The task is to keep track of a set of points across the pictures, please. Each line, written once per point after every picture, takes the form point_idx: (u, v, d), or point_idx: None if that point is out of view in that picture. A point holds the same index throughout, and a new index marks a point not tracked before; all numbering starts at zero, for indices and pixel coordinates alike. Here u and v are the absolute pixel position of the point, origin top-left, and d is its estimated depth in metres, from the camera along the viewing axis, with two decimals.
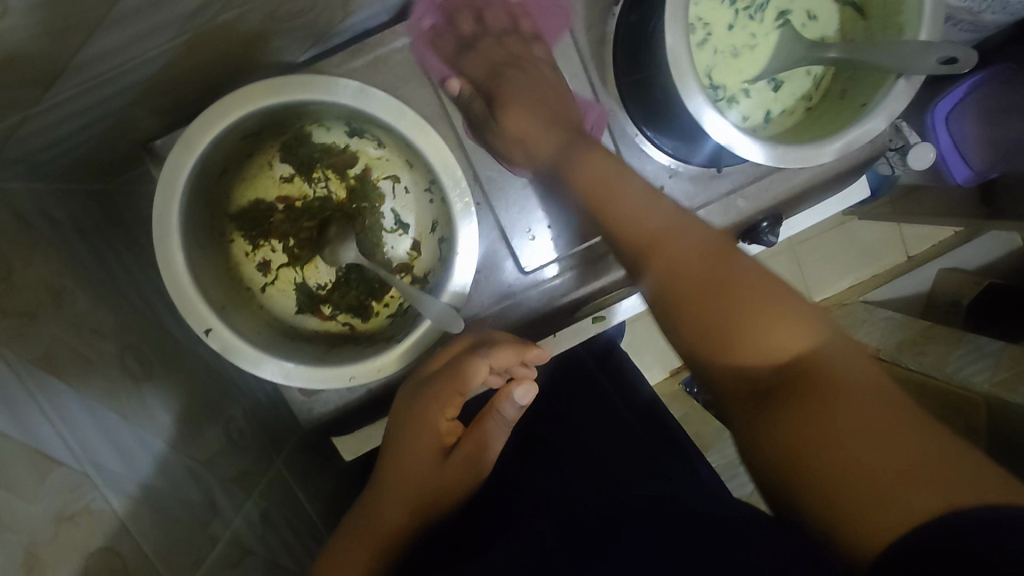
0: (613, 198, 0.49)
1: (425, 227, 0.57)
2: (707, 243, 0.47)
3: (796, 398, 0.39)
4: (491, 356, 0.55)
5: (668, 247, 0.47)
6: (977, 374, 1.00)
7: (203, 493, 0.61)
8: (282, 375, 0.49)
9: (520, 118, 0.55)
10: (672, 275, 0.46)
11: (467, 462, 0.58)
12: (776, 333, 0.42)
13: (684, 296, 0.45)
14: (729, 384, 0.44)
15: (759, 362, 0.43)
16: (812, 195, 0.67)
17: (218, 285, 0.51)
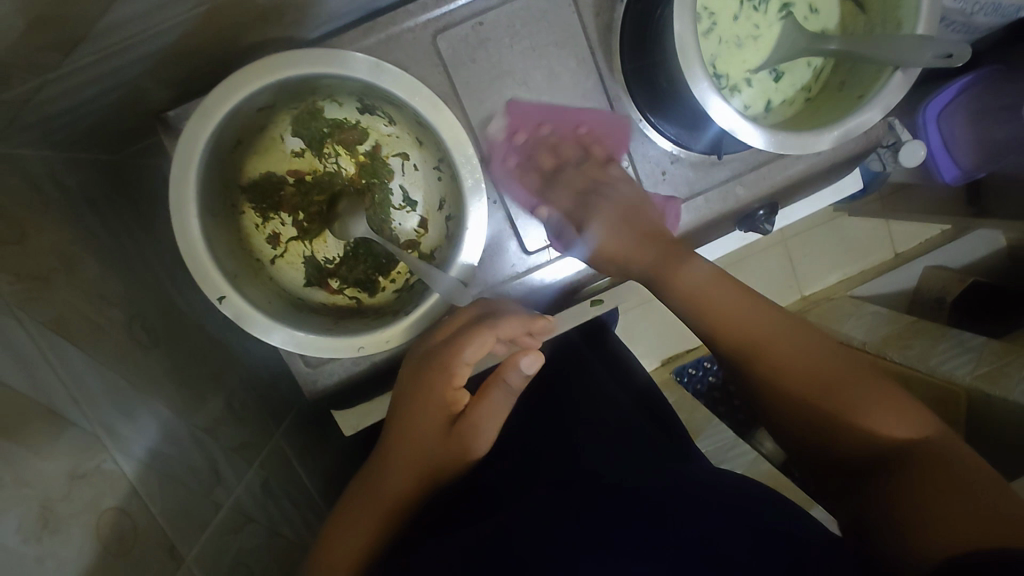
0: (714, 298, 0.54)
1: (433, 205, 0.59)
2: (824, 345, 0.53)
3: (908, 471, 0.46)
4: (498, 327, 0.55)
5: (778, 339, 0.53)
6: (959, 367, 1.03)
7: (207, 461, 0.62)
8: (293, 343, 0.50)
9: (622, 228, 0.58)
10: (787, 380, 0.52)
11: (472, 432, 0.58)
12: (882, 418, 0.49)
13: (803, 394, 0.51)
14: (833, 455, 0.51)
15: (871, 446, 0.49)
16: (809, 183, 0.68)
17: (230, 255, 0.52)
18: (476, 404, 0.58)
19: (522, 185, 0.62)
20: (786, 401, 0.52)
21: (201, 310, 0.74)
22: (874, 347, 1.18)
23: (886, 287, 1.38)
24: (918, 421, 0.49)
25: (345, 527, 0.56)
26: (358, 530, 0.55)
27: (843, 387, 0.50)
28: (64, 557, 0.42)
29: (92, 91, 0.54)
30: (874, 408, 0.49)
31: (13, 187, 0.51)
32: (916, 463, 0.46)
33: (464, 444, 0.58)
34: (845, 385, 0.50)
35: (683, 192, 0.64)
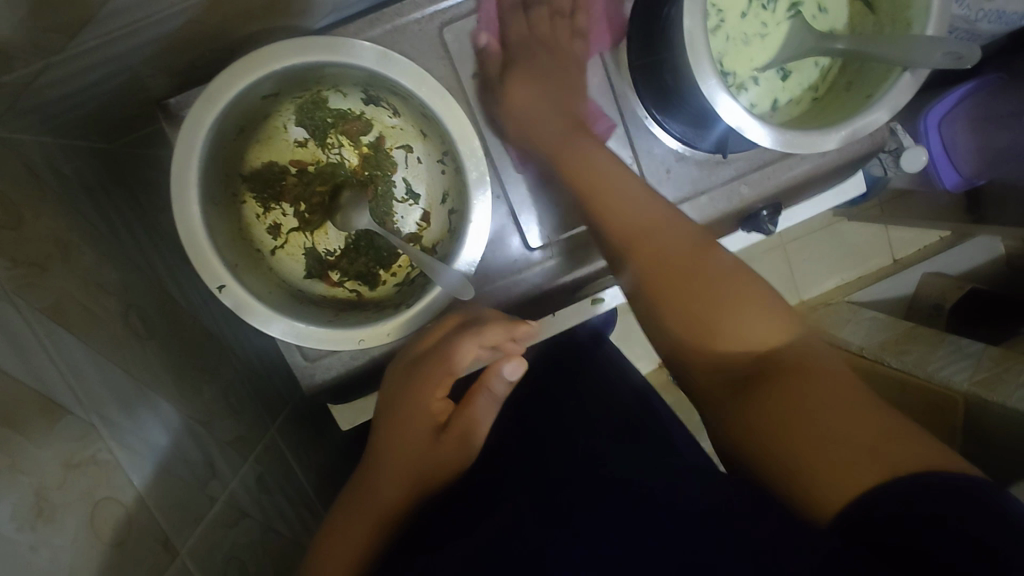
0: (608, 195, 0.54)
1: (436, 198, 0.58)
2: (691, 241, 0.53)
3: (767, 386, 0.45)
4: (480, 334, 0.56)
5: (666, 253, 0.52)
6: (957, 373, 1.03)
7: (202, 454, 0.61)
8: (293, 334, 0.50)
9: (528, 94, 0.58)
10: (658, 266, 0.52)
11: (460, 441, 0.58)
12: (759, 329, 0.49)
13: (670, 287, 0.52)
14: (709, 366, 0.50)
15: (735, 351, 0.49)
16: (812, 184, 0.68)
17: (231, 244, 0.52)
18: (460, 412, 0.58)
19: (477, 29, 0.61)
20: (660, 311, 0.52)
21: (197, 302, 0.73)
22: (872, 352, 1.18)
23: (886, 293, 1.38)
24: (783, 331, 0.49)
25: (335, 539, 0.54)
26: (350, 540, 0.54)
27: (716, 290, 0.51)
28: (57, 547, 0.42)
29: (92, 77, 0.53)
30: (748, 317, 0.49)
31: (10, 171, 0.50)
32: (784, 373, 0.45)
33: (452, 454, 0.58)
34: (723, 291, 0.50)
35: (687, 190, 0.64)
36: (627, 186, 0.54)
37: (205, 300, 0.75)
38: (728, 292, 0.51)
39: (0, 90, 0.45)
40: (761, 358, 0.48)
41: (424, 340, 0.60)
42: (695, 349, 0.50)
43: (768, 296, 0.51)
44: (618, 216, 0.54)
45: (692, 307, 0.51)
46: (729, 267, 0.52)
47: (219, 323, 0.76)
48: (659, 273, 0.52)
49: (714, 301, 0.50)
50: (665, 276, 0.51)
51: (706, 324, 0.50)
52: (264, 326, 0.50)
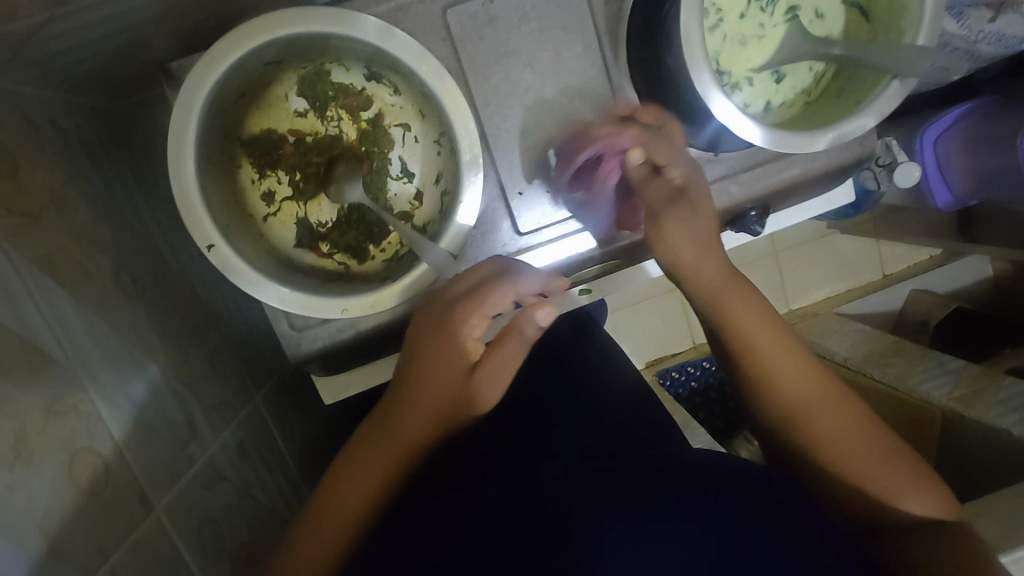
0: (754, 335, 0.57)
1: (431, 178, 0.59)
2: (850, 405, 0.56)
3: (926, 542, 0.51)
4: (518, 284, 0.53)
5: (826, 405, 0.56)
6: (938, 389, 1.12)
7: (185, 415, 0.62)
8: (279, 300, 0.50)
9: (677, 224, 0.56)
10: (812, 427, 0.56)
11: (484, 389, 0.56)
12: (913, 497, 0.53)
13: (829, 441, 0.55)
14: (853, 506, 0.55)
15: (891, 511, 0.53)
16: (801, 187, 0.70)
17: (224, 207, 0.52)
18: (487, 358, 0.55)
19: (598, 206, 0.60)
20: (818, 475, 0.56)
21: (191, 268, 0.74)
22: (857, 363, 1.29)
23: (874, 308, 1.56)
24: (933, 497, 0.53)
25: (347, 476, 0.55)
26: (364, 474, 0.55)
27: (870, 451, 0.54)
28: (34, 490, 0.42)
29: (96, 32, 0.54)
30: (902, 486, 0.53)
31: (8, 121, 0.50)
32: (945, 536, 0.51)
33: (475, 400, 0.56)
34: (875, 456, 0.54)
35: None
36: (781, 345, 0.57)
37: (198, 266, 0.76)
38: (887, 458, 0.54)
39: (5, 38, 0.45)
40: (920, 522, 0.52)
41: (456, 282, 0.55)
42: (835, 497, 0.55)
43: (912, 460, 0.54)
44: (775, 363, 0.57)
45: (852, 466, 0.54)
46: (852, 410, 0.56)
47: (210, 289, 0.77)
48: (826, 442, 0.55)
49: (873, 467, 0.54)
50: (826, 441, 0.55)
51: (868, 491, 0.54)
52: (254, 290, 0.51)
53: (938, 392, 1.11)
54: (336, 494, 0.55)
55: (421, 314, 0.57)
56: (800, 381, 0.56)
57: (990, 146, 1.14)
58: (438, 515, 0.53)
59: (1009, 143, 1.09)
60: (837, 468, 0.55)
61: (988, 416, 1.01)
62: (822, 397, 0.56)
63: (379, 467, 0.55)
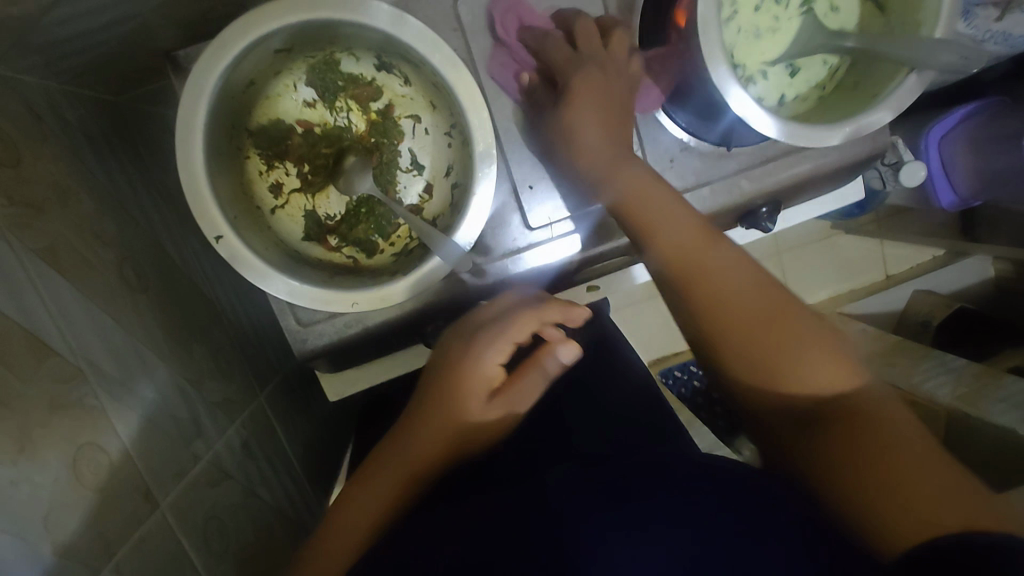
0: (639, 195, 0.53)
1: (441, 170, 0.58)
2: (751, 270, 0.51)
3: (844, 422, 0.44)
4: (543, 313, 0.56)
5: (718, 269, 0.51)
6: (940, 387, 1.13)
7: (189, 410, 0.61)
8: (287, 292, 0.49)
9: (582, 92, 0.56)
10: (707, 299, 0.50)
11: (507, 417, 0.58)
12: (825, 370, 0.47)
13: (729, 319, 0.49)
14: (761, 392, 0.49)
15: (805, 393, 0.47)
16: (812, 182, 0.69)
17: (232, 199, 0.51)
18: (508, 386, 0.57)
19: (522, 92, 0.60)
20: (723, 358, 0.50)
21: (196, 263, 0.74)
22: None
23: (877, 308, 1.57)
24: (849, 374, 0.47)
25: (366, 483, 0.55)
26: (382, 483, 0.55)
27: (784, 328, 0.48)
28: (37, 486, 0.41)
29: (101, 18, 0.52)
30: (811, 359, 0.47)
31: (10, 109, 0.49)
32: (856, 413, 0.44)
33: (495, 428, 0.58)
34: (781, 326, 0.48)
35: (689, 180, 0.65)
36: (680, 217, 0.52)
37: (202, 261, 0.75)
38: (793, 329, 0.48)
39: (10, 21, 0.44)
40: (835, 399, 0.46)
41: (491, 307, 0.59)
42: (748, 383, 0.49)
43: (829, 333, 0.49)
44: (647, 211, 0.53)
45: (754, 332, 0.48)
46: (751, 275, 0.50)
47: (214, 284, 0.76)
48: (719, 311, 0.49)
49: (785, 341, 0.48)
50: (732, 326, 0.49)
51: (775, 367, 0.48)
52: (263, 282, 0.50)
53: (940, 390, 1.11)
54: (355, 499, 0.55)
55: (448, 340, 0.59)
56: (695, 245, 0.52)
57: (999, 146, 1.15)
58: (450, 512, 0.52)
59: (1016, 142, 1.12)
60: (738, 344, 0.49)
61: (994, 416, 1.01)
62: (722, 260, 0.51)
63: (394, 478, 0.55)
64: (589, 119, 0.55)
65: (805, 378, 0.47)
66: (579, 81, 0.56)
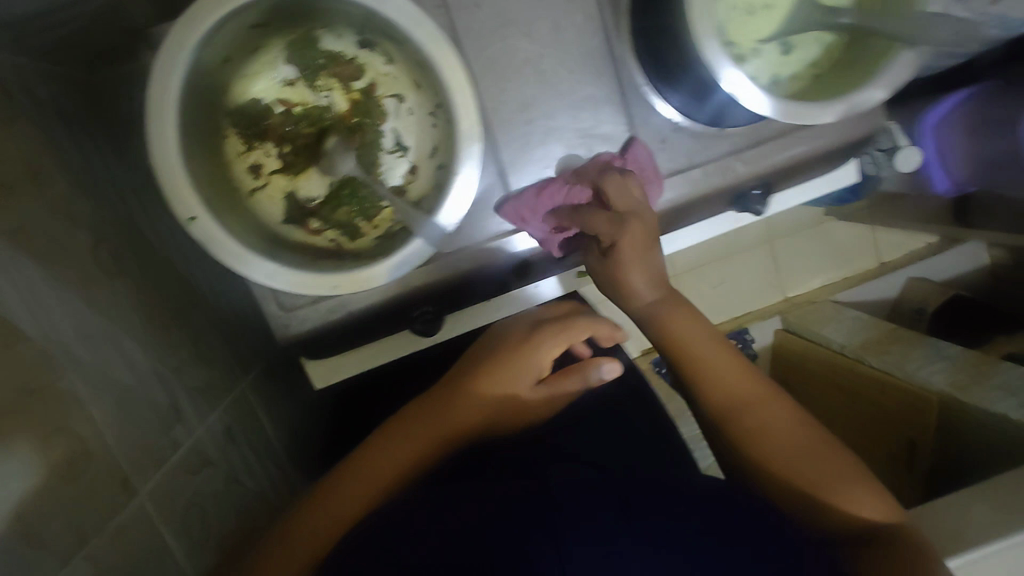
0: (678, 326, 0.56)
1: (426, 152, 0.56)
2: (792, 412, 0.52)
3: (885, 548, 0.47)
4: (600, 327, 0.66)
5: (757, 403, 0.53)
6: (936, 374, 1.13)
7: (168, 397, 0.60)
8: (265, 275, 0.48)
9: (636, 221, 0.54)
10: (755, 435, 0.51)
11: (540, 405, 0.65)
12: (866, 501, 0.49)
13: (770, 450, 0.51)
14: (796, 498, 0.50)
15: (847, 521, 0.49)
16: (806, 164, 0.68)
17: (208, 180, 0.50)
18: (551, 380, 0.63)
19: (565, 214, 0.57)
20: (763, 473, 0.51)
21: (176, 249, 0.72)
22: (852, 349, 1.29)
23: (869, 296, 1.58)
24: (890, 507, 0.49)
25: (394, 438, 0.59)
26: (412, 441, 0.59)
27: (824, 461, 0.50)
28: (8, 473, 0.40)
29: None
30: (857, 490, 0.49)
31: None
32: (893, 541, 0.47)
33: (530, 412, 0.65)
34: (829, 466, 0.50)
35: (681, 162, 0.64)
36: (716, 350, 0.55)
37: (182, 247, 0.74)
38: (833, 463, 0.50)
39: None
40: (875, 530, 0.48)
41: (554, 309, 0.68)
42: (792, 506, 0.50)
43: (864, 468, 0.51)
44: (688, 339, 0.55)
45: (795, 463, 0.50)
46: (787, 413, 0.52)
47: (195, 271, 0.74)
48: (760, 444, 0.51)
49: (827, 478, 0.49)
50: (773, 462, 0.50)
51: (824, 506, 0.49)
52: (245, 268, 0.48)
53: (936, 377, 1.11)
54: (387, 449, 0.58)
55: (508, 328, 0.67)
56: (735, 380, 0.54)
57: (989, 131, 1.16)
58: (441, 495, 0.51)
59: (1005, 127, 1.13)
60: (784, 474, 0.50)
61: (983, 402, 1.01)
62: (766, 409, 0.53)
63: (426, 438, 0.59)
64: (650, 265, 0.56)
65: (855, 510, 0.49)
66: (636, 224, 0.54)
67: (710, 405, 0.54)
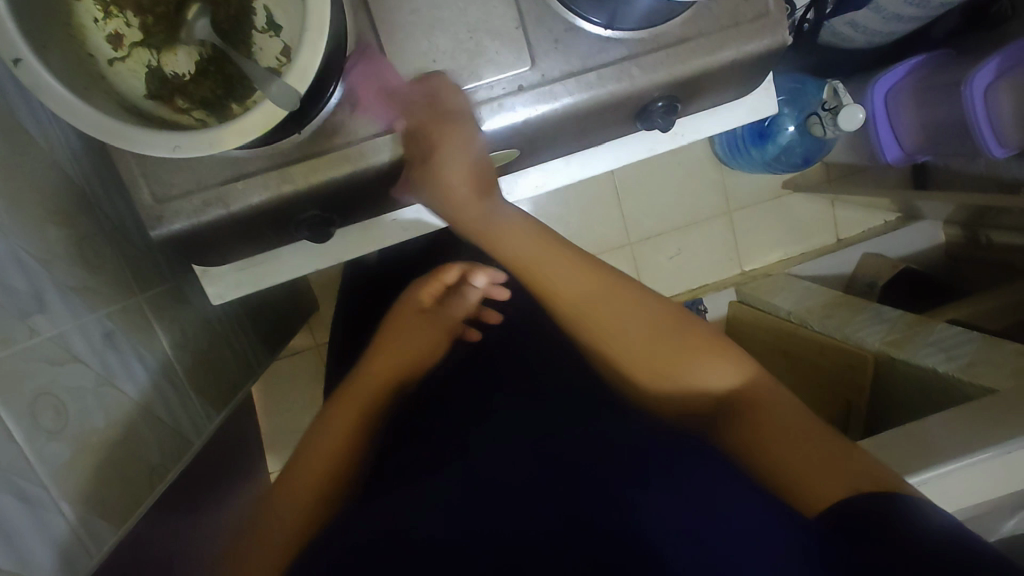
0: (535, 253, 0.64)
1: (296, 29, 0.53)
2: (637, 305, 0.61)
3: (748, 410, 0.55)
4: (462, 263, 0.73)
5: (608, 300, 0.61)
6: (872, 334, 1.12)
7: (30, 286, 0.57)
8: (98, 130, 0.46)
9: (451, 145, 0.62)
10: (607, 333, 0.60)
11: (429, 336, 0.73)
12: (711, 376, 0.58)
13: (622, 350, 0.60)
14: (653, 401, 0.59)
15: (702, 398, 0.58)
16: (711, 77, 0.66)
17: (51, 34, 0.48)
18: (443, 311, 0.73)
19: (373, 92, 0.59)
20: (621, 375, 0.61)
21: (70, 152, 0.69)
22: (797, 314, 1.28)
23: (827, 269, 1.57)
24: (733, 369, 0.58)
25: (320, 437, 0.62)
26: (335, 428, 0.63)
27: (673, 349, 0.59)
28: None
29: None
30: (702, 367, 0.58)
31: None
32: (743, 406, 0.55)
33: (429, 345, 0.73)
34: (667, 353, 0.59)
35: (575, 65, 0.62)
36: (553, 257, 0.64)
37: (77, 151, 0.71)
38: (680, 346, 0.59)
39: None
40: (730, 396, 0.57)
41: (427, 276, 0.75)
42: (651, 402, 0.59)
43: (705, 342, 0.59)
44: (529, 256, 0.64)
45: (645, 359, 0.59)
46: (639, 309, 0.61)
47: (88, 174, 0.71)
48: (611, 342, 0.60)
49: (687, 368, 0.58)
50: (627, 357, 0.60)
51: (677, 390, 0.58)
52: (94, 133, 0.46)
53: (871, 336, 1.11)
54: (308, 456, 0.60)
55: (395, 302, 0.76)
56: (579, 283, 0.62)
57: (934, 99, 1.17)
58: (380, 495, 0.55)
59: (947, 94, 1.13)
60: (637, 373, 0.59)
61: (916, 356, 1.00)
62: (611, 316, 0.61)
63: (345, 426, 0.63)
64: (472, 169, 0.64)
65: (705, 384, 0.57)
66: (454, 130, 0.61)
67: (559, 311, 0.63)
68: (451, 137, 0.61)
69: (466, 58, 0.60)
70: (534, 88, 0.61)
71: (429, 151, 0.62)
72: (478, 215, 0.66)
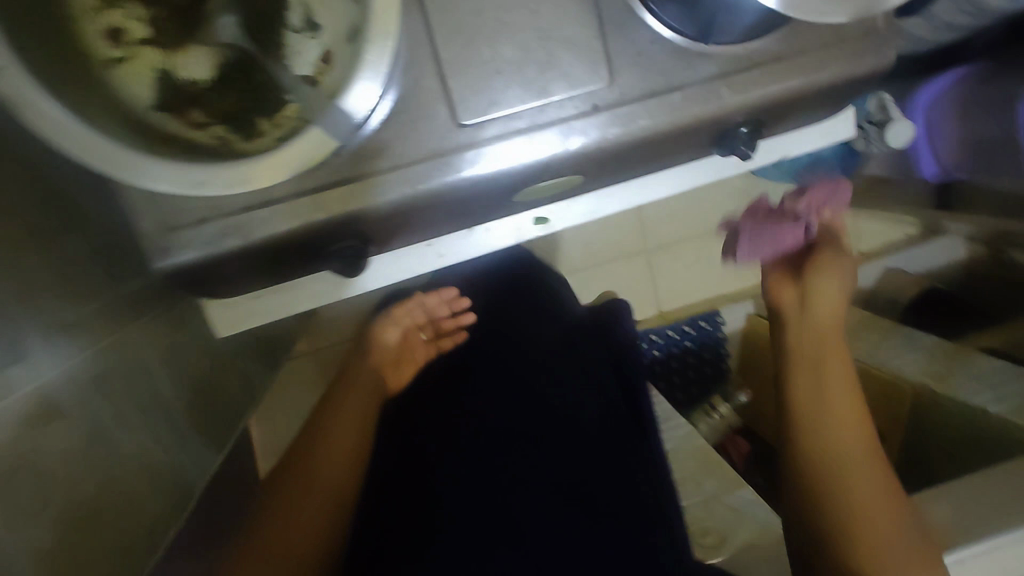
0: (829, 356, 0.70)
1: (341, 31, 0.43)
2: (874, 461, 0.64)
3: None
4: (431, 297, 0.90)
5: (857, 427, 0.66)
6: (908, 364, 1.07)
7: (8, 330, 0.47)
8: (100, 161, 0.38)
9: (829, 283, 0.71)
10: (842, 448, 0.65)
11: (386, 341, 0.86)
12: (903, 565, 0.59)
13: (849, 471, 0.63)
14: (831, 513, 0.62)
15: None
16: (803, 100, 0.58)
17: (40, 31, 0.39)
18: (395, 329, 0.87)
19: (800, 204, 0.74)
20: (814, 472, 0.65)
21: (54, 157, 0.58)
22: None
23: None
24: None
25: (300, 492, 0.67)
26: (319, 485, 0.68)
27: (885, 499, 0.62)
28: None
29: None
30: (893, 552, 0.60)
31: None
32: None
33: (376, 357, 0.84)
34: (869, 484, 0.62)
35: (658, 83, 0.53)
36: (847, 379, 0.69)
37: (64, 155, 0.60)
38: (881, 502, 0.62)
39: None
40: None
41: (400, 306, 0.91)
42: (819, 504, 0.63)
43: (906, 529, 0.62)
44: (841, 379, 0.68)
45: (859, 486, 0.62)
46: (874, 455, 0.65)
47: (76, 182, 0.61)
48: (845, 460, 0.64)
49: (851, 495, 0.62)
50: (846, 476, 0.63)
51: (858, 527, 0.61)
52: (105, 168, 0.38)
53: (909, 366, 1.06)
54: (300, 511, 0.66)
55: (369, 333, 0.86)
56: (844, 403, 0.67)
57: (977, 119, 1.08)
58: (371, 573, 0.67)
59: (992, 117, 1.04)
60: (846, 499, 0.62)
61: (961, 393, 0.96)
62: (864, 455, 0.64)
63: (330, 487, 0.68)
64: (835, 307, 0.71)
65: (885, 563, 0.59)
66: (832, 253, 0.74)
67: (831, 415, 0.66)
68: (829, 284, 0.72)
69: (535, 71, 0.51)
70: (611, 108, 0.53)
71: (806, 272, 0.73)
72: (827, 315, 0.71)
